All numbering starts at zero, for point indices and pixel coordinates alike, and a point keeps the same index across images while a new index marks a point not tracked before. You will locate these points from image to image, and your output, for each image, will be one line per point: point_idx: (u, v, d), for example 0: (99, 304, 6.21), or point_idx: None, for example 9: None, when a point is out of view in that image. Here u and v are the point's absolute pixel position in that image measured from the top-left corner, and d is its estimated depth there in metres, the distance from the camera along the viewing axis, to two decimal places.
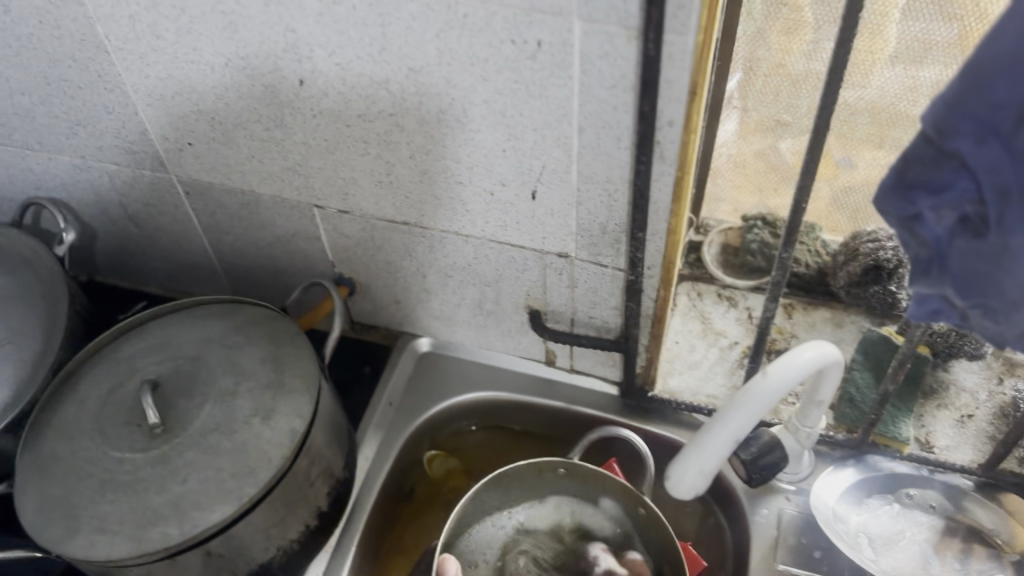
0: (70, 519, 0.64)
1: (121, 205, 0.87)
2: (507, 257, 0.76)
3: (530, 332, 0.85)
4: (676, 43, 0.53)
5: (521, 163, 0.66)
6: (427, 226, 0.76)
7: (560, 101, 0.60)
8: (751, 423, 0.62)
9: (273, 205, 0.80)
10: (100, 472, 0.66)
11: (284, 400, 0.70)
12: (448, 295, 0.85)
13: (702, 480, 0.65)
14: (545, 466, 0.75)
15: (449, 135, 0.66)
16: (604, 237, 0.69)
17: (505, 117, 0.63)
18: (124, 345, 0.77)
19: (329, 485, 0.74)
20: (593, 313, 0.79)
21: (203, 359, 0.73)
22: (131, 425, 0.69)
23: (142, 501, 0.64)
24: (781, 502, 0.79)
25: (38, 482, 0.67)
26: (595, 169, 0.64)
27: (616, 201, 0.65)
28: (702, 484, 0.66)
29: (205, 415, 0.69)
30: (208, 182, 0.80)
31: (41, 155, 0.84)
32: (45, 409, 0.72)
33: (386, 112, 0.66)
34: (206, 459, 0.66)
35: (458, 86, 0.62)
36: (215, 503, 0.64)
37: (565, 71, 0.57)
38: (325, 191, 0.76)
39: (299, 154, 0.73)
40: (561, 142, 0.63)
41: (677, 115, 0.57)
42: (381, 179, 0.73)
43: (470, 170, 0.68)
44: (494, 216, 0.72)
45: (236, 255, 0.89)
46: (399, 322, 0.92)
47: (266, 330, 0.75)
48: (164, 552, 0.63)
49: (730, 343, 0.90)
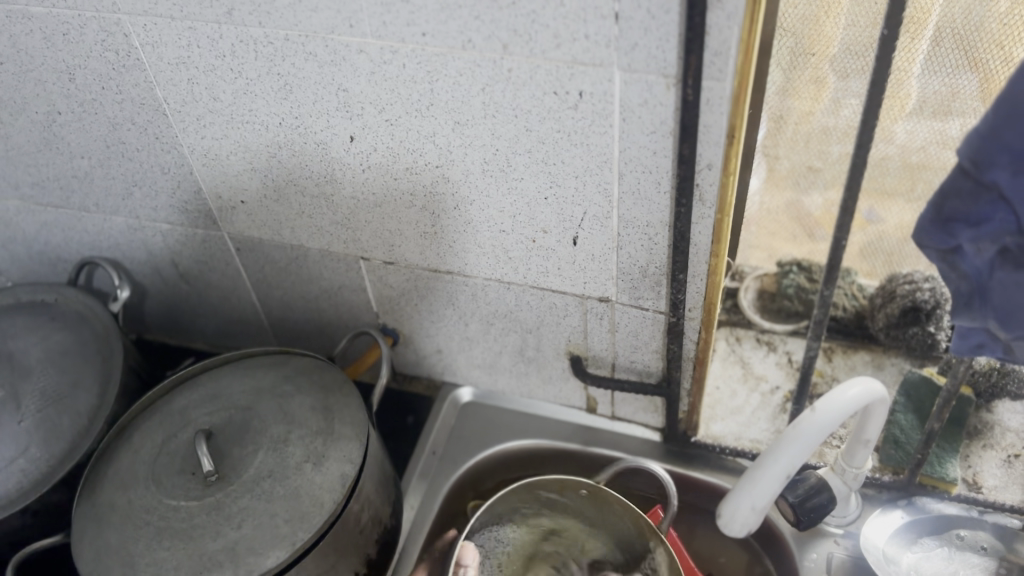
0: (128, 567, 0.65)
1: (172, 263, 0.91)
2: (548, 304, 0.78)
3: (572, 378, 0.86)
4: (715, 88, 0.55)
5: (563, 211, 0.68)
6: (469, 274, 0.78)
7: (601, 148, 0.62)
8: (802, 462, 0.63)
9: (321, 259, 0.83)
10: (156, 520, 0.68)
11: (335, 447, 0.71)
12: (490, 344, 0.86)
13: (755, 516, 0.67)
14: (567, 484, 0.75)
15: (494, 185, 0.68)
16: (645, 280, 0.71)
17: (548, 167, 0.65)
18: (177, 396, 0.79)
19: (378, 532, 0.75)
20: (635, 358, 0.80)
21: (255, 408, 0.75)
22: (186, 473, 0.71)
23: (198, 548, 0.66)
24: (830, 545, 0.79)
25: (96, 530, 0.68)
26: (635, 214, 0.66)
27: (657, 244, 0.67)
28: (756, 519, 0.67)
29: (258, 462, 0.70)
30: (258, 237, 0.83)
31: (98, 216, 0.87)
32: (102, 459, 0.74)
33: (433, 164, 0.69)
34: (260, 505, 0.68)
35: (502, 138, 0.64)
36: (269, 549, 0.65)
37: (606, 120, 0.60)
38: (372, 242, 0.79)
39: (348, 208, 0.76)
40: (603, 188, 0.65)
41: (716, 157, 0.59)
42: (426, 230, 0.75)
43: (513, 218, 0.71)
44: (536, 262, 0.74)
45: (283, 309, 0.92)
46: (441, 372, 0.94)
47: (316, 379, 0.77)
48: None
49: (772, 387, 0.90)
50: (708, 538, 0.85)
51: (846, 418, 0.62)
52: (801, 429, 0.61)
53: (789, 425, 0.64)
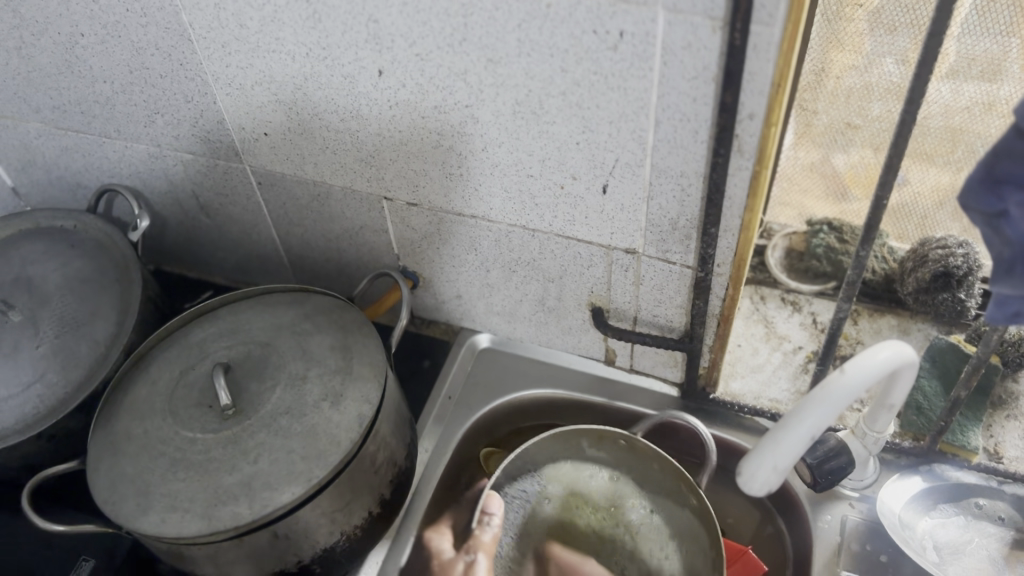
0: (143, 496, 0.65)
1: (193, 195, 0.89)
2: (573, 253, 0.76)
3: (591, 329, 0.85)
4: (762, 33, 0.53)
5: (594, 157, 0.66)
6: (493, 219, 0.77)
7: (639, 93, 0.60)
8: (828, 423, 0.62)
9: (343, 197, 0.82)
10: (172, 451, 0.68)
11: (353, 386, 0.71)
12: (511, 291, 0.85)
13: (775, 477, 0.66)
14: (607, 435, 0.78)
15: (525, 128, 0.66)
16: (674, 233, 0.69)
17: (582, 110, 0.63)
18: (195, 329, 0.78)
19: (392, 474, 0.75)
20: (658, 312, 0.78)
21: (274, 345, 0.74)
22: (202, 406, 0.70)
23: (213, 481, 0.66)
24: (845, 508, 0.78)
25: (112, 458, 0.68)
26: (670, 163, 0.64)
27: (689, 195, 0.65)
28: (776, 480, 0.66)
29: (275, 398, 0.70)
30: (280, 172, 0.81)
31: (118, 143, 0.86)
32: (119, 389, 0.74)
33: (462, 103, 0.67)
34: (276, 441, 0.67)
35: (537, 77, 0.62)
36: (284, 484, 0.65)
37: (646, 62, 0.58)
38: (396, 182, 0.77)
39: (373, 145, 0.74)
40: (637, 134, 0.63)
41: (759, 107, 0.57)
42: (451, 172, 0.73)
43: (542, 162, 0.69)
44: (563, 210, 0.72)
45: (302, 247, 0.91)
46: (460, 318, 0.93)
47: (335, 319, 0.76)
48: (235, 531, 0.64)
49: (794, 348, 0.89)
50: (720, 496, 0.84)
51: (875, 381, 0.60)
52: (827, 392, 0.60)
53: (814, 386, 0.62)
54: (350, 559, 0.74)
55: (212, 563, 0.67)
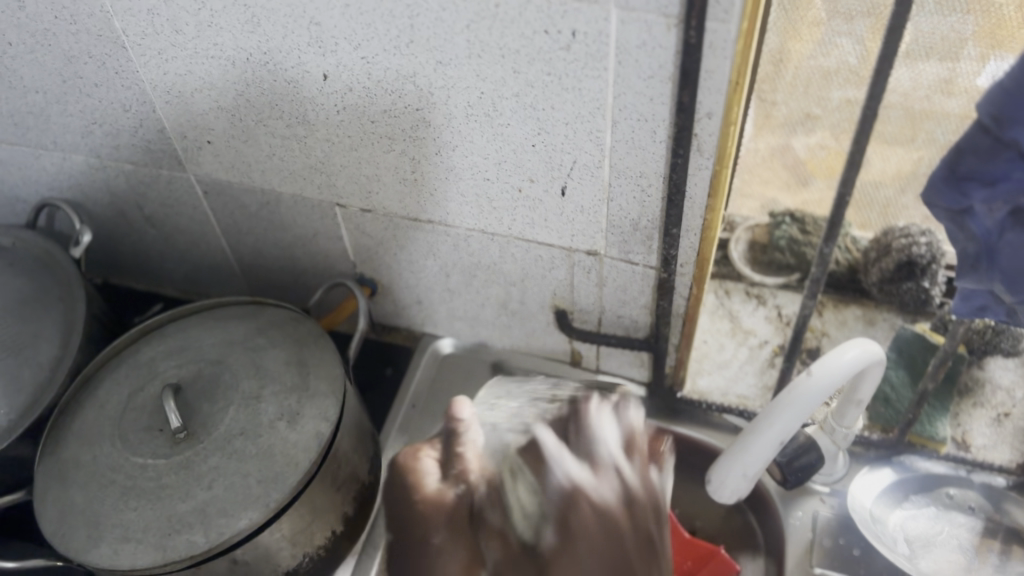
0: (93, 528, 0.63)
1: (137, 206, 0.86)
2: (534, 256, 0.75)
3: (556, 332, 0.83)
4: (719, 30, 0.51)
5: (551, 159, 0.64)
6: (450, 224, 0.75)
7: (594, 94, 0.58)
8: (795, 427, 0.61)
9: (294, 204, 0.79)
10: (123, 478, 0.65)
11: (310, 404, 0.68)
12: (472, 295, 0.83)
13: (745, 484, 0.66)
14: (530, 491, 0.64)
15: (477, 131, 0.64)
16: (636, 234, 0.67)
17: (536, 111, 0.61)
18: (143, 348, 0.75)
19: (354, 491, 0.72)
20: (622, 313, 0.77)
21: (225, 362, 0.72)
22: (153, 430, 0.67)
23: (166, 508, 0.63)
24: (816, 503, 0.77)
25: (60, 488, 0.66)
26: (628, 164, 0.62)
27: (650, 196, 0.64)
28: (747, 487, 0.66)
29: (229, 419, 0.67)
30: (227, 181, 0.78)
31: (55, 155, 0.82)
32: (65, 414, 0.71)
33: (413, 107, 0.64)
34: (231, 464, 0.65)
35: (488, 79, 0.60)
36: (241, 510, 0.62)
37: (600, 62, 0.56)
38: (348, 188, 0.75)
39: (322, 152, 0.72)
40: (594, 135, 0.61)
41: (717, 106, 0.55)
42: (405, 177, 0.71)
43: (498, 165, 0.67)
44: (522, 213, 0.70)
45: (254, 256, 0.88)
46: (421, 324, 0.91)
47: (289, 332, 0.74)
48: (191, 560, 0.61)
49: (760, 342, 0.88)
50: None
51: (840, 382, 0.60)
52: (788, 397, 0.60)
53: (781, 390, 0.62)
54: None
55: None
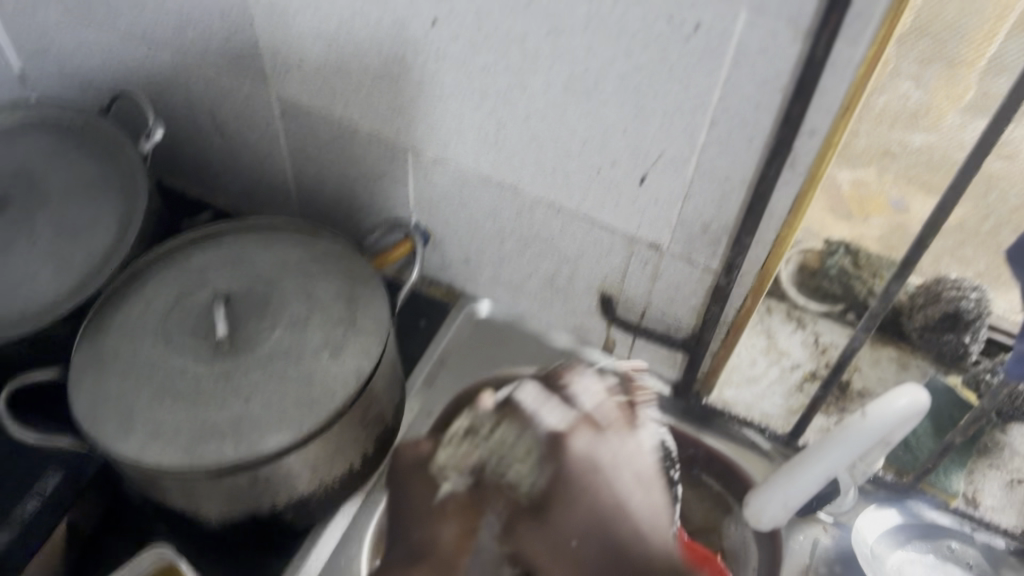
0: (125, 418, 0.64)
1: (210, 113, 0.86)
2: (594, 238, 0.75)
3: (596, 316, 0.84)
4: (844, 52, 0.51)
5: (640, 146, 0.64)
6: (520, 191, 0.75)
7: (701, 90, 0.58)
8: (842, 465, 0.62)
9: (369, 141, 0.79)
10: (162, 377, 0.66)
11: (354, 339, 0.69)
12: (521, 265, 0.84)
13: (783, 513, 0.68)
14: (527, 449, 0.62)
15: (573, 104, 0.64)
16: (705, 236, 0.68)
17: (638, 96, 0.61)
18: (197, 254, 0.75)
19: (376, 432, 0.73)
20: (669, 310, 0.77)
21: (277, 284, 0.72)
22: (198, 335, 0.68)
23: (202, 414, 0.64)
24: (817, 531, 0.78)
25: (97, 375, 0.66)
26: (716, 166, 0.62)
27: (729, 201, 0.64)
28: (783, 517, 0.68)
29: (274, 339, 0.68)
30: (308, 106, 0.78)
31: (141, 46, 0.82)
32: (110, 302, 0.71)
33: (514, 69, 0.64)
34: (271, 383, 0.66)
35: (597, 56, 0.60)
36: (274, 429, 0.63)
37: (715, 60, 0.56)
38: (426, 136, 0.75)
39: (410, 95, 0.72)
40: (689, 131, 0.61)
41: (822, 125, 0.55)
42: (486, 135, 0.71)
43: (584, 142, 0.67)
44: (594, 193, 0.70)
45: (313, 184, 0.88)
46: (462, 283, 0.91)
47: (342, 266, 0.74)
48: (216, 468, 0.62)
49: (792, 365, 0.87)
50: None
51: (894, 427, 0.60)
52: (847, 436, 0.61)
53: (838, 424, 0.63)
54: (322, 508, 0.74)
55: (184, 492, 0.67)
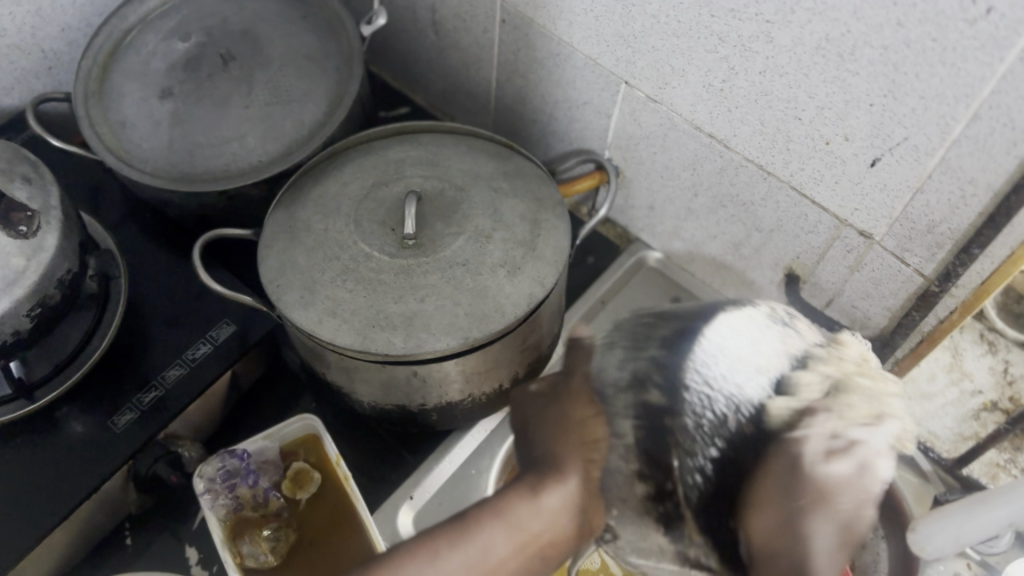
0: (307, 291, 0.66)
1: (431, 8, 0.86)
2: (798, 212, 0.71)
3: (775, 292, 0.80)
4: None
5: (881, 126, 0.59)
6: (731, 147, 0.71)
7: (972, 79, 0.52)
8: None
9: (583, 66, 0.77)
10: (347, 258, 0.67)
11: (532, 263, 0.68)
12: (709, 224, 0.80)
13: (951, 547, 0.57)
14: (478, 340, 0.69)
15: (818, 67, 0.60)
16: (926, 237, 0.63)
17: (896, 72, 0.56)
18: (396, 146, 0.76)
19: (532, 358, 0.73)
20: (858, 304, 0.72)
21: (468, 192, 0.72)
22: (386, 225, 0.69)
23: (378, 303, 0.65)
24: (960, 566, 0.75)
25: (287, 244, 0.69)
26: (963, 164, 0.57)
27: (967, 204, 0.58)
28: (950, 548, 0.58)
29: (457, 246, 0.68)
30: (530, 18, 0.77)
31: None
32: (308, 176, 0.73)
33: (764, 17, 0.60)
34: (447, 288, 0.66)
35: (863, 20, 0.55)
36: (442, 334, 0.64)
37: (1000, 50, 0.50)
38: (646, 72, 0.72)
39: (640, 26, 0.68)
40: (944, 120, 0.56)
41: None
42: (712, 82, 0.68)
43: (818, 110, 0.62)
44: (813, 165, 0.66)
45: (515, 99, 0.87)
46: (640, 229, 0.89)
47: (532, 187, 0.73)
48: (383, 358, 0.63)
49: (973, 390, 0.81)
50: None
51: None
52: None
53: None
54: (466, 417, 0.75)
55: (345, 373, 0.69)
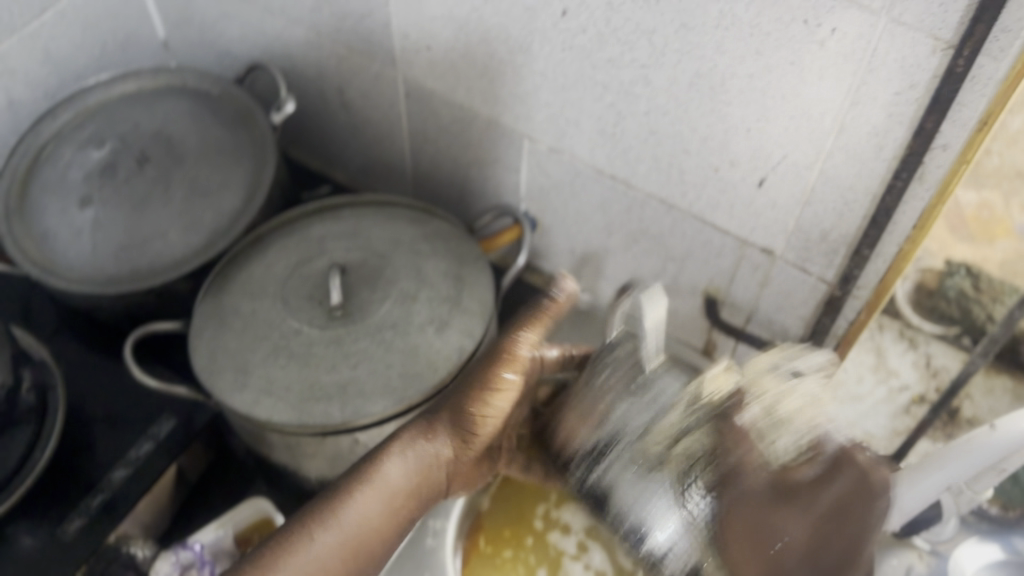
0: (241, 373, 0.67)
1: (338, 90, 0.89)
2: (704, 238, 0.74)
3: (699, 317, 0.83)
4: (987, 67, 0.50)
5: (761, 148, 0.63)
6: (633, 185, 0.75)
7: (831, 95, 0.57)
8: (967, 476, 0.59)
9: (487, 126, 0.80)
10: (277, 337, 0.69)
11: (459, 317, 0.70)
12: (627, 260, 0.84)
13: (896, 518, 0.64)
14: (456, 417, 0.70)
15: (696, 102, 0.64)
16: (821, 245, 0.66)
17: (764, 97, 0.60)
18: (316, 224, 0.78)
19: None
20: (774, 317, 0.76)
21: (390, 258, 0.74)
22: (313, 300, 0.71)
23: (311, 376, 0.67)
24: (912, 557, 0.77)
25: (217, 331, 0.70)
26: (840, 174, 0.61)
27: (850, 210, 0.62)
28: (898, 520, 0.64)
29: (384, 311, 0.70)
30: (432, 88, 0.80)
31: (278, 22, 0.86)
32: (232, 264, 0.75)
33: (639, 63, 0.64)
34: (378, 353, 0.68)
35: (726, 54, 0.59)
36: (377, 397, 0.65)
37: (850, 65, 0.54)
38: (545, 125, 0.76)
39: (532, 82, 0.72)
40: (815, 135, 0.60)
41: (956, 140, 0.54)
42: (605, 128, 0.72)
43: (703, 141, 0.66)
44: (709, 193, 0.70)
45: (430, 165, 0.90)
46: (566, 273, 0.92)
47: (452, 246, 0.76)
48: (321, 429, 0.65)
49: (900, 386, 0.84)
50: None
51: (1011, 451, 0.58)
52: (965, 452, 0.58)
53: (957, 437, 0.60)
54: None
55: (288, 450, 0.70)
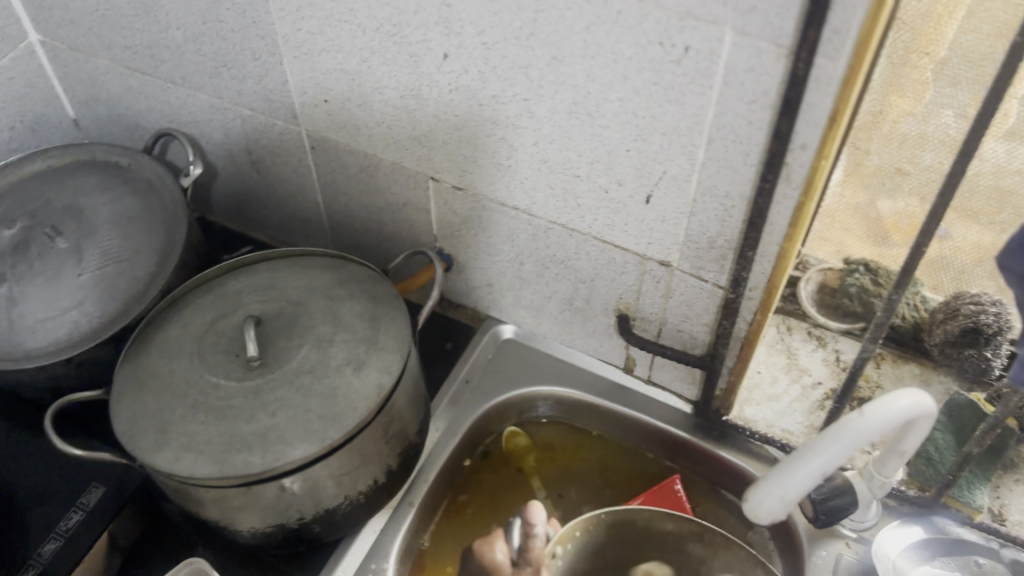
0: (161, 433, 0.68)
1: (247, 151, 0.92)
2: (607, 258, 0.77)
3: (615, 335, 0.86)
4: (826, 67, 0.53)
5: (642, 166, 0.67)
6: (534, 214, 0.78)
7: (695, 110, 0.61)
8: (841, 460, 0.64)
9: (391, 171, 0.83)
10: (195, 393, 0.70)
11: (376, 356, 0.72)
12: (541, 287, 0.86)
13: (781, 508, 0.68)
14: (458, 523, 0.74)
15: (577, 128, 0.67)
16: (711, 251, 0.70)
17: (637, 117, 0.64)
18: (231, 281, 0.80)
19: (400, 447, 0.76)
20: (683, 327, 0.79)
21: (305, 306, 0.76)
22: (230, 353, 0.72)
23: (231, 428, 0.67)
24: (841, 547, 0.78)
25: (136, 394, 0.71)
26: (716, 182, 0.64)
27: (731, 215, 0.66)
28: (781, 510, 0.69)
29: (300, 357, 0.72)
30: (335, 140, 0.83)
31: (181, 90, 0.88)
32: (148, 327, 0.76)
33: (521, 97, 0.68)
34: (296, 398, 0.69)
35: (597, 81, 0.63)
36: (298, 441, 0.67)
37: (707, 79, 0.58)
38: (445, 165, 0.79)
39: (427, 125, 0.76)
40: (688, 149, 0.64)
41: (812, 139, 0.58)
42: (500, 162, 0.75)
43: (590, 165, 0.70)
44: (603, 214, 0.73)
45: (344, 215, 0.93)
46: (487, 307, 0.95)
47: (366, 288, 0.78)
48: (244, 478, 0.66)
49: (814, 382, 0.88)
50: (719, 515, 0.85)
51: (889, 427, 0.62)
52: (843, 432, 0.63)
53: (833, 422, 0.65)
54: (351, 521, 0.77)
55: (216, 505, 0.70)
